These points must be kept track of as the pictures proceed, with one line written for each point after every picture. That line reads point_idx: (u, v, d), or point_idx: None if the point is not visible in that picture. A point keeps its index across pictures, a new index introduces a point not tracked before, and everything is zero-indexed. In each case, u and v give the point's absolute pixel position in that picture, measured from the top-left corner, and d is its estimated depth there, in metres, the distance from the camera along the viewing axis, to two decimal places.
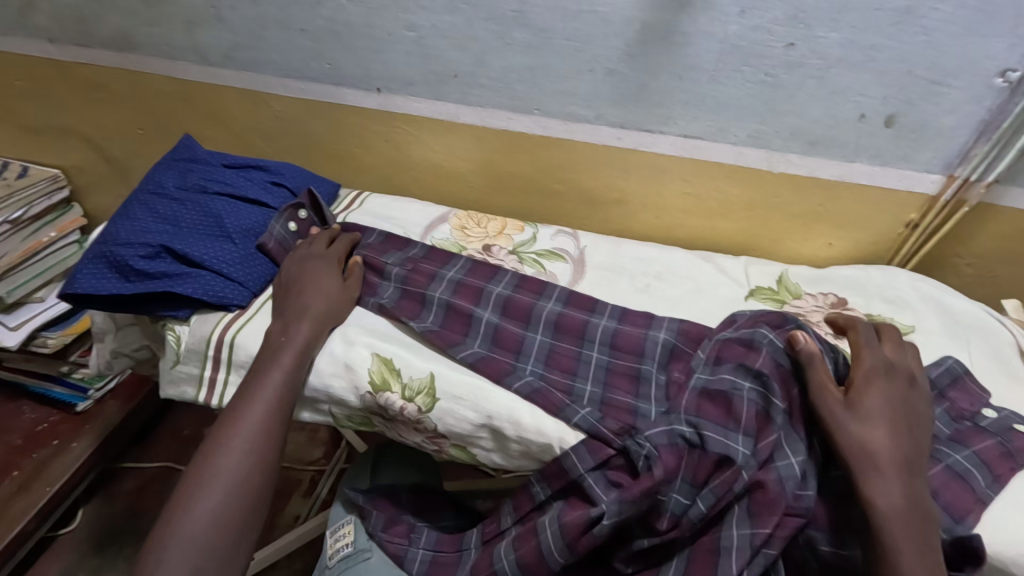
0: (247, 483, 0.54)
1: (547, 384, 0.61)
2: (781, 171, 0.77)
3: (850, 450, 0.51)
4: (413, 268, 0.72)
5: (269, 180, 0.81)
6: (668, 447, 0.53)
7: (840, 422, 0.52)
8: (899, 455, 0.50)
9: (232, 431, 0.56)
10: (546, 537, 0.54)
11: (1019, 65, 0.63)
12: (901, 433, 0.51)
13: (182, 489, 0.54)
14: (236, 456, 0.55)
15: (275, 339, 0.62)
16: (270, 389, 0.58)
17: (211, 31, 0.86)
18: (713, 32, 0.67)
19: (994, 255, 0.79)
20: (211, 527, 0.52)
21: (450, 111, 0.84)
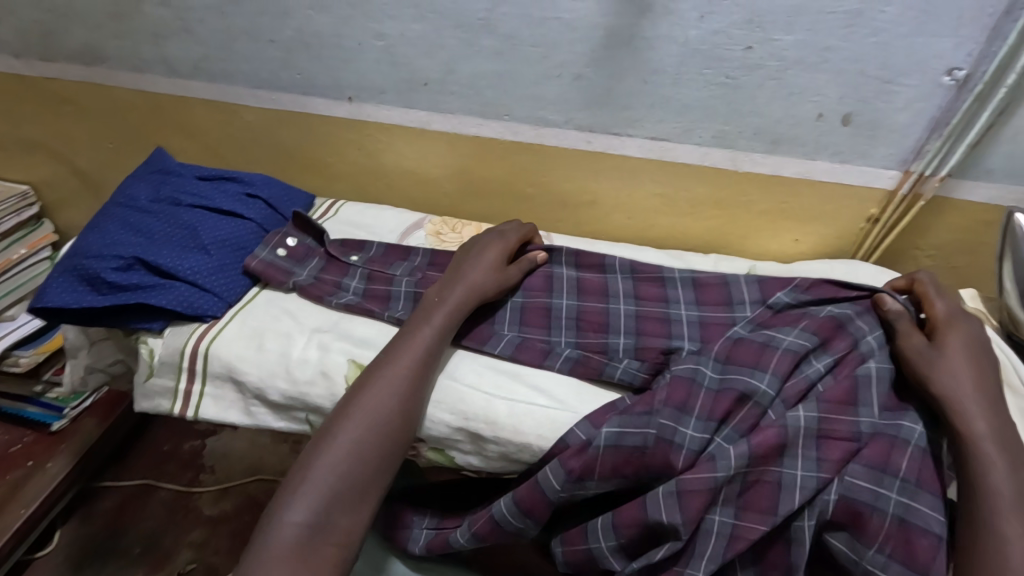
0: (390, 425, 0.56)
1: (583, 349, 0.63)
2: (746, 170, 0.79)
3: (938, 385, 0.53)
4: (420, 277, 0.73)
5: (243, 191, 0.81)
6: (680, 379, 0.55)
7: (928, 357, 0.54)
8: (982, 391, 0.52)
9: (383, 376, 0.58)
10: (546, 471, 0.54)
11: (964, 64, 0.65)
12: (983, 371, 0.54)
13: (329, 424, 0.55)
14: (382, 394, 0.57)
15: (432, 299, 0.64)
16: (420, 342, 0.60)
17: (180, 43, 0.86)
18: (674, 36, 0.69)
19: (952, 246, 0.82)
20: (359, 462, 0.54)
21: (422, 118, 0.85)
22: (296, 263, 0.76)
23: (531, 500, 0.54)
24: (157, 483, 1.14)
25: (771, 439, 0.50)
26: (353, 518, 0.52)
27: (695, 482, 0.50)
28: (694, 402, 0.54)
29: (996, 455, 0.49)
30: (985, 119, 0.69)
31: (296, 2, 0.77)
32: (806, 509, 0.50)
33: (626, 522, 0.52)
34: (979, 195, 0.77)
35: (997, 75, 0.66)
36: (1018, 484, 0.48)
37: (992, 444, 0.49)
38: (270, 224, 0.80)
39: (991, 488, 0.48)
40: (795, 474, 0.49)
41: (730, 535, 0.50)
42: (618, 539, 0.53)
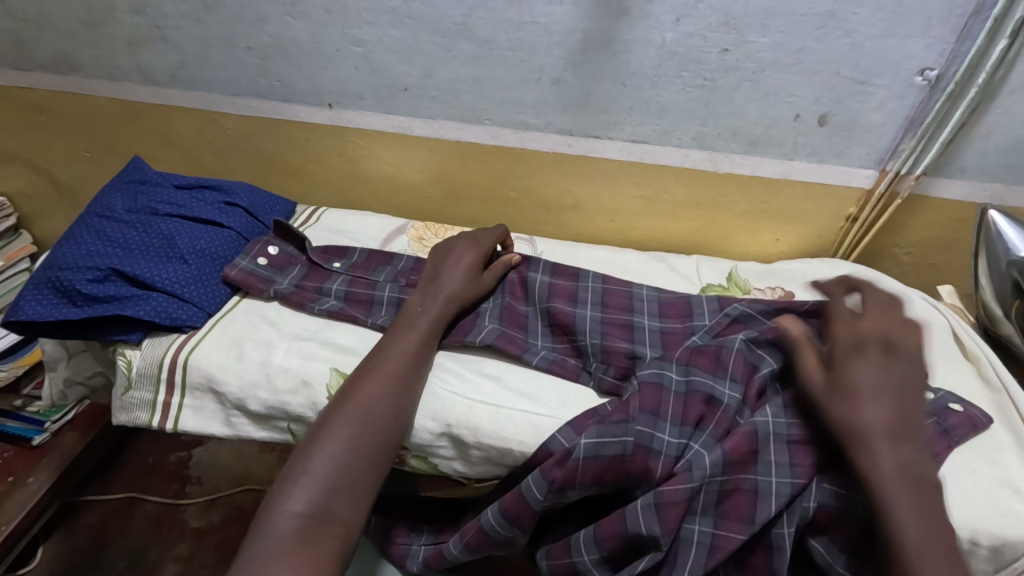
0: (385, 420, 0.55)
1: (560, 354, 0.65)
2: (725, 171, 0.80)
3: (838, 424, 0.50)
4: (404, 282, 0.73)
5: (222, 200, 0.80)
6: (650, 382, 0.56)
7: (823, 398, 0.51)
8: (885, 423, 0.49)
9: (375, 375, 0.58)
10: (529, 480, 0.53)
11: (936, 64, 0.66)
12: (891, 405, 0.50)
13: (322, 422, 0.54)
14: (374, 392, 0.56)
15: (413, 308, 0.65)
16: (408, 344, 0.61)
17: (156, 51, 0.85)
18: (651, 39, 0.70)
19: (928, 243, 0.83)
20: (357, 456, 0.53)
21: (402, 124, 0.85)
22: (278, 271, 0.75)
23: (516, 509, 0.53)
24: (142, 497, 1.13)
25: (744, 445, 0.51)
26: (353, 510, 0.51)
27: (675, 492, 0.50)
28: (665, 406, 0.54)
29: (902, 501, 0.45)
30: (958, 118, 0.70)
31: (272, 9, 0.77)
32: (784, 514, 0.50)
33: (609, 533, 0.52)
34: (955, 193, 0.78)
35: (968, 74, 0.67)
36: (927, 531, 0.44)
37: (895, 489, 0.46)
38: (250, 232, 0.80)
39: (894, 541, 0.44)
40: (769, 481, 0.50)
41: (711, 544, 0.50)
42: (601, 552, 0.53)
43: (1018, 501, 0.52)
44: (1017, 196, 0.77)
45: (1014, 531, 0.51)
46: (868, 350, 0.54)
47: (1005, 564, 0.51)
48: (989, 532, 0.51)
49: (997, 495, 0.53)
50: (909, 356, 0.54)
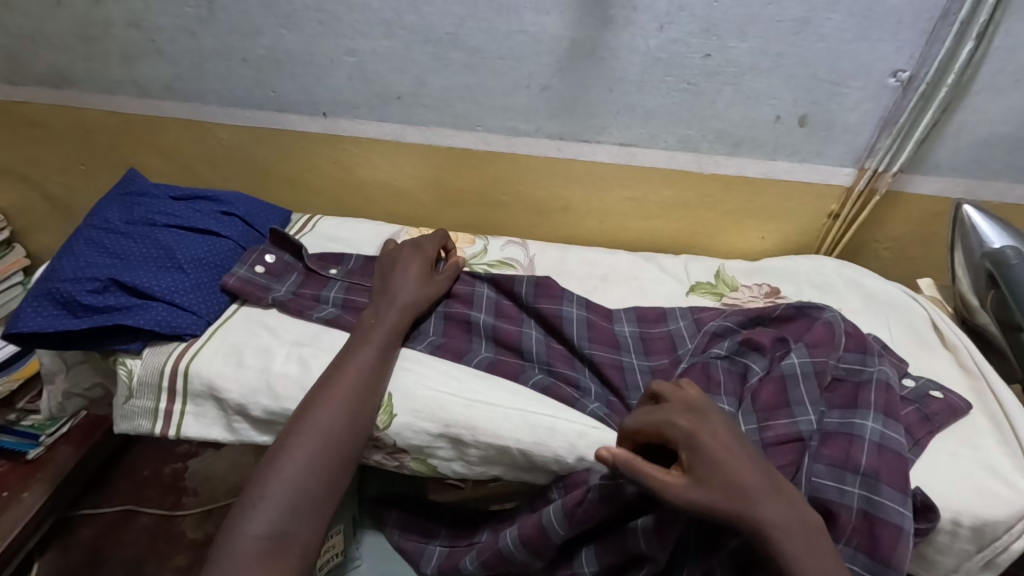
0: (341, 438, 0.57)
1: (556, 379, 0.64)
2: (710, 172, 0.82)
3: (732, 513, 0.46)
4: None
5: (218, 210, 0.81)
6: None
7: (701, 498, 0.46)
8: (760, 481, 0.47)
9: (328, 395, 0.59)
10: (551, 513, 0.56)
11: (908, 65, 0.69)
12: (758, 470, 0.48)
13: (280, 442, 0.56)
14: (328, 413, 0.58)
15: (368, 321, 0.66)
16: (363, 357, 0.62)
17: (150, 64, 0.86)
18: (636, 46, 0.72)
19: (907, 238, 0.86)
20: (312, 476, 0.55)
21: (395, 131, 0.86)
22: (275, 279, 0.76)
23: (537, 539, 0.56)
24: (138, 509, 1.13)
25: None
26: (311, 528, 0.53)
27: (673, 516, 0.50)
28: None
29: (803, 552, 0.45)
30: (931, 116, 0.73)
31: (266, 21, 0.78)
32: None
33: (609, 549, 0.55)
34: (930, 189, 0.80)
35: (938, 75, 0.70)
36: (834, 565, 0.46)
37: (797, 548, 0.45)
38: (247, 241, 0.81)
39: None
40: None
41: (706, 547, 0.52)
42: (600, 565, 0.56)
43: (999, 484, 0.54)
44: (990, 190, 0.79)
45: (994, 511, 0.53)
46: (693, 441, 0.49)
47: (987, 544, 0.53)
48: (971, 513, 0.53)
49: (978, 478, 0.55)
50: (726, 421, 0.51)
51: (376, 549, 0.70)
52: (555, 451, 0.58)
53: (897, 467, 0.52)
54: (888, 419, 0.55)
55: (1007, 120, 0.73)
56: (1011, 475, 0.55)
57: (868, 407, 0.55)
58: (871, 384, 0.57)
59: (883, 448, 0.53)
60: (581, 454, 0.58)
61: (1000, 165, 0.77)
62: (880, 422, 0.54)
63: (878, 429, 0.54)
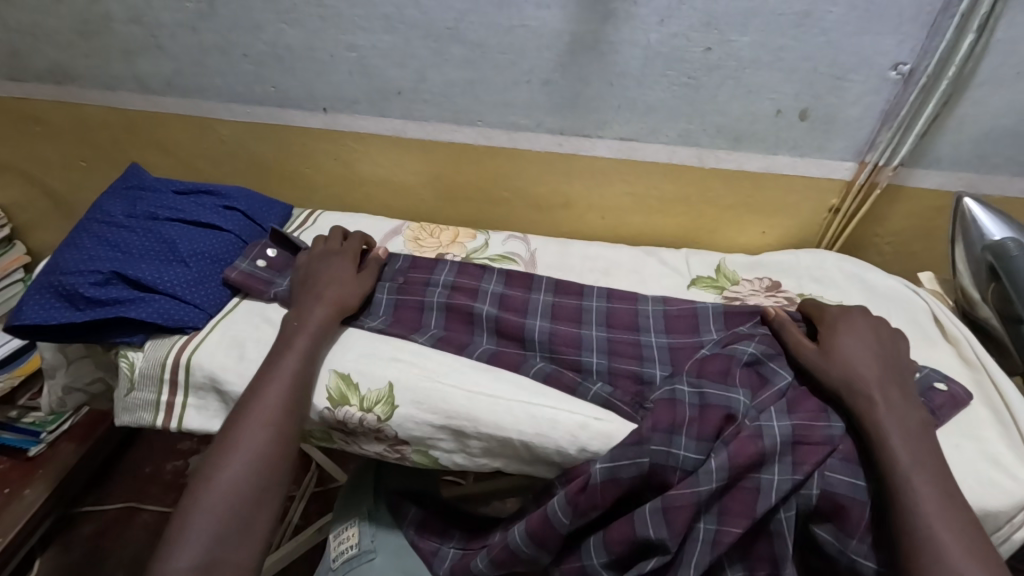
0: (270, 452, 0.56)
1: (557, 366, 0.65)
2: (711, 166, 0.82)
3: (839, 378, 0.57)
4: (403, 280, 0.75)
5: (220, 204, 0.81)
6: (664, 401, 0.56)
7: (821, 363, 0.59)
8: (877, 374, 0.57)
9: (252, 410, 0.58)
10: (552, 503, 0.56)
11: (908, 59, 0.69)
12: (882, 365, 0.58)
13: (209, 461, 0.55)
14: (254, 428, 0.57)
15: (293, 323, 0.65)
16: (287, 367, 0.60)
17: (152, 60, 0.86)
18: (636, 40, 0.72)
19: (908, 233, 0.86)
20: (241, 494, 0.53)
21: (396, 126, 0.86)
22: (277, 273, 0.76)
23: (542, 531, 0.56)
24: (140, 506, 1.13)
25: (748, 448, 0.51)
26: (242, 546, 0.52)
27: (679, 497, 0.52)
28: (681, 419, 0.54)
29: (896, 430, 0.52)
30: (931, 110, 0.73)
31: (267, 16, 0.79)
32: (790, 500, 0.52)
33: (617, 539, 0.54)
34: (931, 182, 0.81)
35: (939, 68, 0.70)
36: (918, 452, 0.51)
37: (891, 427, 0.53)
38: (249, 236, 0.81)
39: (893, 462, 0.51)
40: (773, 478, 0.51)
41: (714, 539, 0.52)
42: (609, 556, 0.55)
43: (1000, 474, 0.55)
44: (990, 183, 0.80)
45: (996, 501, 0.53)
46: (848, 322, 0.63)
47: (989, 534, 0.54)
48: (974, 504, 0.53)
49: (981, 468, 0.55)
50: (878, 327, 0.63)
51: (390, 541, 0.70)
52: (556, 442, 0.59)
53: None
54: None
55: (1008, 113, 0.73)
56: (1012, 466, 0.55)
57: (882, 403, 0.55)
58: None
59: None
60: (582, 444, 0.58)
61: (1000, 158, 0.77)
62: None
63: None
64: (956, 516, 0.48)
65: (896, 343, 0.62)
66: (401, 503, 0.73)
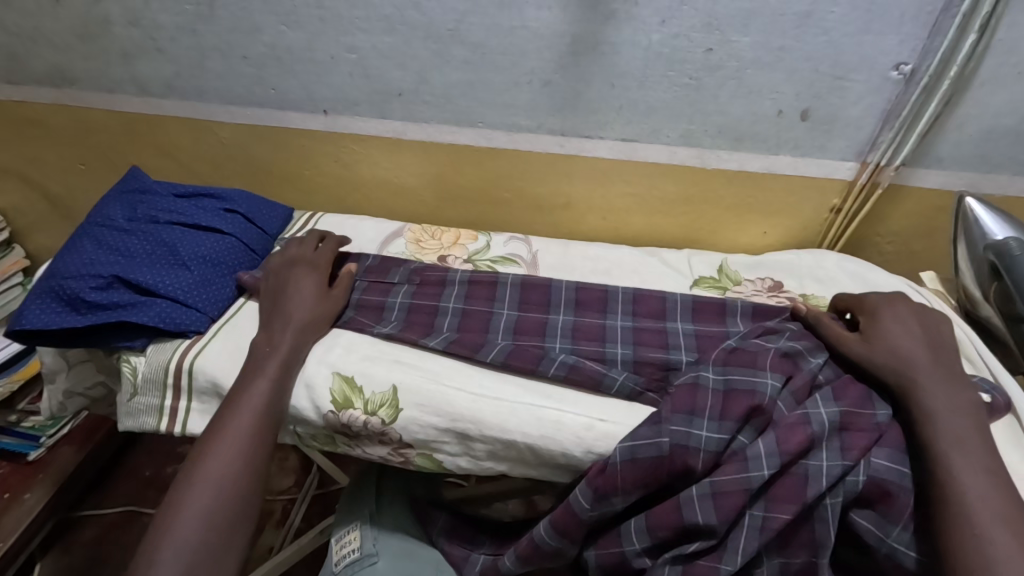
0: (239, 481, 0.56)
1: (579, 356, 0.65)
2: (713, 167, 0.82)
3: (889, 362, 0.57)
4: (420, 283, 0.75)
5: (221, 207, 0.81)
6: (684, 386, 0.57)
7: (863, 345, 0.60)
8: (925, 359, 0.57)
9: (220, 437, 0.58)
10: (575, 490, 0.56)
11: (909, 59, 0.69)
12: (927, 345, 0.59)
13: (177, 489, 0.55)
14: (224, 459, 0.57)
15: (262, 348, 0.64)
16: (257, 393, 0.60)
17: (151, 62, 0.86)
18: (637, 41, 0.72)
19: (910, 232, 0.86)
20: (210, 524, 0.54)
21: (397, 128, 0.86)
22: None
23: (565, 521, 0.56)
24: (141, 510, 1.12)
25: (797, 434, 0.51)
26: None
27: (728, 483, 0.51)
28: (702, 405, 0.55)
29: (940, 405, 0.53)
30: (933, 110, 0.73)
31: (267, 18, 0.78)
32: (838, 486, 0.51)
33: (661, 523, 0.54)
34: (932, 182, 0.81)
35: (941, 68, 0.70)
36: (962, 427, 0.52)
37: (940, 410, 0.53)
38: (250, 239, 0.80)
39: (935, 436, 0.52)
40: (821, 464, 0.51)
41: (761, 526, 0.51)
42: (652, 540, 0.55)
43: None
44: (991, 183, 0.80)
45: None
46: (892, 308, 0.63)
47: None
48: None
49: None
50: (924, 314, 0.63)
51: (392, 543, 0.70)
52: (560, 445, 0.58)
53: None
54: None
55: (1010, 113, 0.73)
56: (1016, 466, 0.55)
57: None
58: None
59: None
60: (587, 446, 0.58)
61: (1001, 158, 0.77)
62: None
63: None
64: (996, 490, 0.49)
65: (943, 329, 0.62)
66: (429, 512, 0.75)
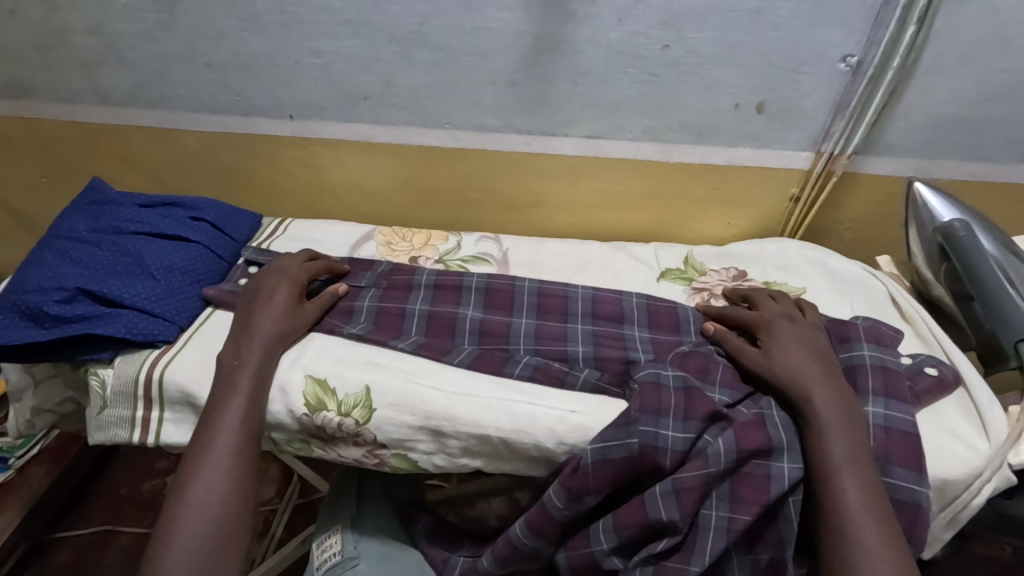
0: (224, 503, 0.56)
1: (543, 357, 0.67)
2: (676, 161, 0.84)
3: (778, 375, 0.59)
4: (388, 285, 0.76)
5: (188, 216, 0.80)
6: (648, 385, 0.58)
7: (762, 364, 0.61)
8: (815, 368, 0.59)
9: (204, 461, 0.57)
10: (549, 491, 0.58)
11: (856, 51, 0.72)
12: (818, 360, 0.60)
13: (165, 519, 0.55)
14: (209, 482, 0.56)
15: (229, 364, 0.63)
16: (234, 413, 0.59)
17: (112, 71, 0.85)
18: (596, 39, 0.74)
19: (866, 218, 0.89)
20: (203, 546, 0.54)
21: (365, 131, 0.86)
22: None
23: (540, 520, 0.58)
24: (117, 529, 1.10)
25: (756, 434, 0.54)
26: None
27: (690, 479, 0.53)
28: (667, 404, 0.57)
29: (834, 423, 0.55)
30: (880, 100, 0.76)
31: (229, 25, 0.78)
32: (799, 485, 0.54)
33: (628, 523, 0.55)
34: (884, 169, 0.84)
35: (885, 59, 0.73)
36: (851, 443, 0.54)
37: (829, 418, 0.55)
38: (218, 246, 0.80)
39: (823, 456, 0.53)
40: (782, 466, 0.54)
41: (727, 527, 0.53)
42: (620, 540, 0.56)
43: (958, 444, 0.57)
44: (941, 169, 0.83)
45: (955, 471, 0.56)
46: (781, 324, 0.65)
47: (949, 502, 0.57)
48: (934, 474, 0.55)
49: (939, 439, 0.58)
50: (810, 328, 0.64)
51: (373, 547, 0.70)
52: (535, 438, 0.60)
53: (906, 446, 0.55)
54: (890, 401, 0.58)
55: (953, 101, 0.76)
56: (967, 436, 0.58)
57: (868, 392, 0.59)
58: (866, 368, 0.61)
59: (892, 430, 0.56)
60: (560, 438, 0.59)
61: (949, 144, 0.80)
62: (881, 405, 0.58)
63: (881, 412, 0.57)
64: (875, 508, 0.51)
65: (826, 338, 0.64)
66: (411, 513, 0.76)
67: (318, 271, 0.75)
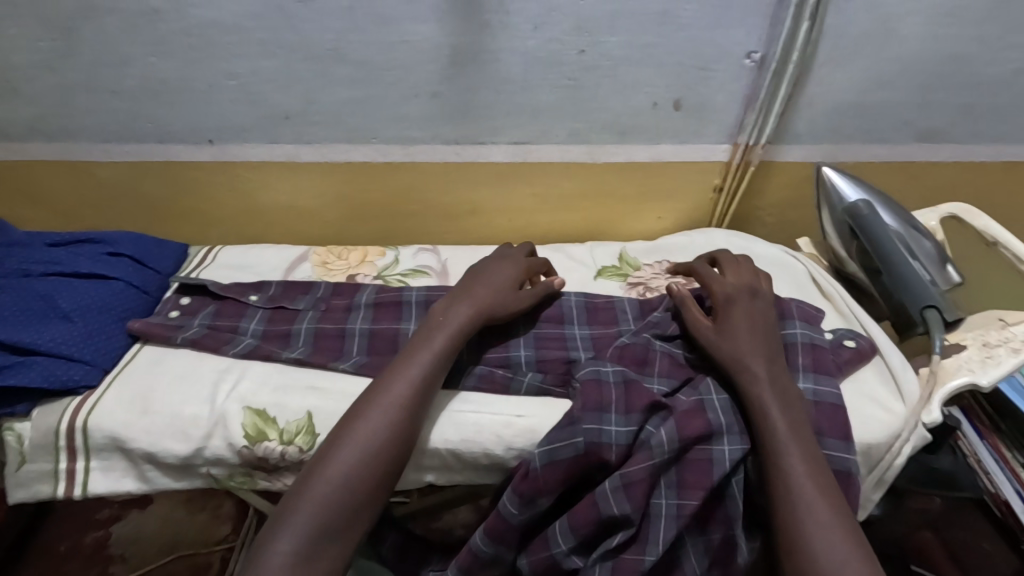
0: (385, 448, 0.55)
1: (486, 365, 0.67)
2: (603, 161, 0.87)
3: (724, 358, 0.61)
4: (326, 308, 0.74)
5: (104, 252, 0.76)
6: (589, 382, 0.60)
7: (713, 343, 0.62)
8: (760, 349, 0.61)
9: (378, 402, 0.57)
10: (504, 497, 0.58)
11: (758, 48, 0.76)
12: (764, 341, 0.62)
13: (328, 446, 0.55)
14: (379, 421, 0.56)
15: (436, 318, 0.64)
16: (419, 364, 0.60)
17: (7, 105, 0.79)
18: (514, 48, 0.75)
19: (785, 203, 0.94)
20: (359, 479, 0.53)
21: (290, 152, 0.85)
22: (189, 318, 0.73)
23: (499, 528, 0.58)
24: None
25: (695, 420, 0.56)
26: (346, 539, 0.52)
27: (637, 471, 0.55)
28: (608, 399, 0.58)
29: (773, 405, 0.57)
30: (784, 92, 0.81)
31: (133, 50, 0.75)
32: (739, 465, 0.57)
33: (582, 520, 0.56)
34: (796, 156, 0.89)
35: (785, 53, 0.77)
36: (792, 421, 0.56)
37: (769, 400, 0.57)
38: (141, 281, 0.76)
39: (771, 436, 0.56)
40: (722, 449, 0.56)
41: (676, 514, 0.55)
42: (578, 539, 0.57)
43: (878, 409, 0.62)
44: (846, 152, 0.89)
45: (878, 434, 0.60)
46: (739, 300, 0.66)
47: (876, 465, 0.61)
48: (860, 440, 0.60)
49: (863, 407, 0.62)
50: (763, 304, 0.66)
51: None
52: (483, 446, 0.60)
53: (834, 418, 0.59)
54: (818, 376, 0.62)
55: (850, 88, 0.81)
56: (886, 401, 0.62)
57: (797, 369, 0.62)
58: (795, 346, 0.64)
59: (820, 404, 0.60)
60: (507, 443, 0.60)
61: (852, 129, 0.86)
62: (810, 381, 0.61)
63: (811, 387, 0.61)
64: (820, 481, 0.53)
65: (775, 318, 0.66)
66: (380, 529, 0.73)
67: (539, 268, 0.76)
